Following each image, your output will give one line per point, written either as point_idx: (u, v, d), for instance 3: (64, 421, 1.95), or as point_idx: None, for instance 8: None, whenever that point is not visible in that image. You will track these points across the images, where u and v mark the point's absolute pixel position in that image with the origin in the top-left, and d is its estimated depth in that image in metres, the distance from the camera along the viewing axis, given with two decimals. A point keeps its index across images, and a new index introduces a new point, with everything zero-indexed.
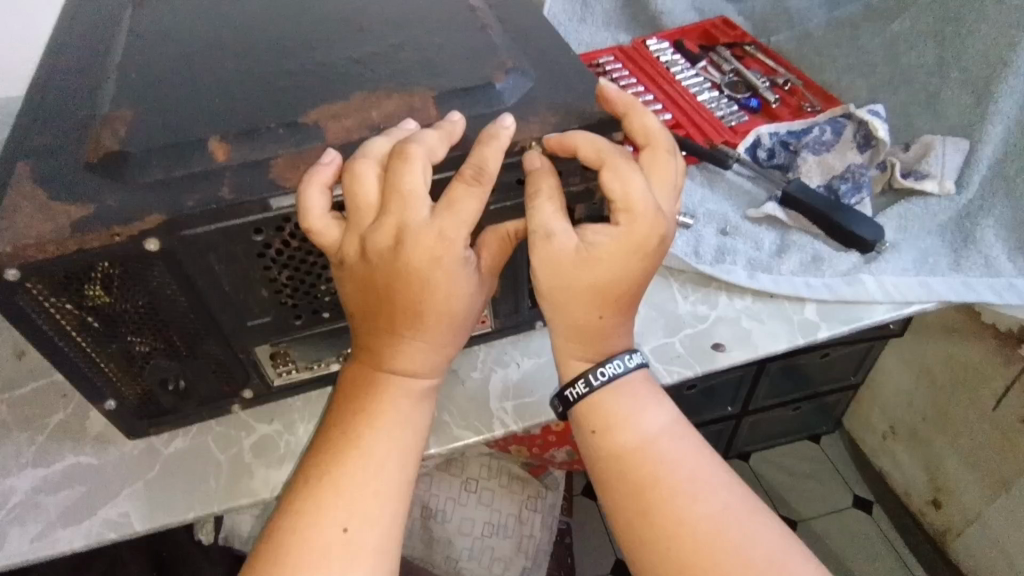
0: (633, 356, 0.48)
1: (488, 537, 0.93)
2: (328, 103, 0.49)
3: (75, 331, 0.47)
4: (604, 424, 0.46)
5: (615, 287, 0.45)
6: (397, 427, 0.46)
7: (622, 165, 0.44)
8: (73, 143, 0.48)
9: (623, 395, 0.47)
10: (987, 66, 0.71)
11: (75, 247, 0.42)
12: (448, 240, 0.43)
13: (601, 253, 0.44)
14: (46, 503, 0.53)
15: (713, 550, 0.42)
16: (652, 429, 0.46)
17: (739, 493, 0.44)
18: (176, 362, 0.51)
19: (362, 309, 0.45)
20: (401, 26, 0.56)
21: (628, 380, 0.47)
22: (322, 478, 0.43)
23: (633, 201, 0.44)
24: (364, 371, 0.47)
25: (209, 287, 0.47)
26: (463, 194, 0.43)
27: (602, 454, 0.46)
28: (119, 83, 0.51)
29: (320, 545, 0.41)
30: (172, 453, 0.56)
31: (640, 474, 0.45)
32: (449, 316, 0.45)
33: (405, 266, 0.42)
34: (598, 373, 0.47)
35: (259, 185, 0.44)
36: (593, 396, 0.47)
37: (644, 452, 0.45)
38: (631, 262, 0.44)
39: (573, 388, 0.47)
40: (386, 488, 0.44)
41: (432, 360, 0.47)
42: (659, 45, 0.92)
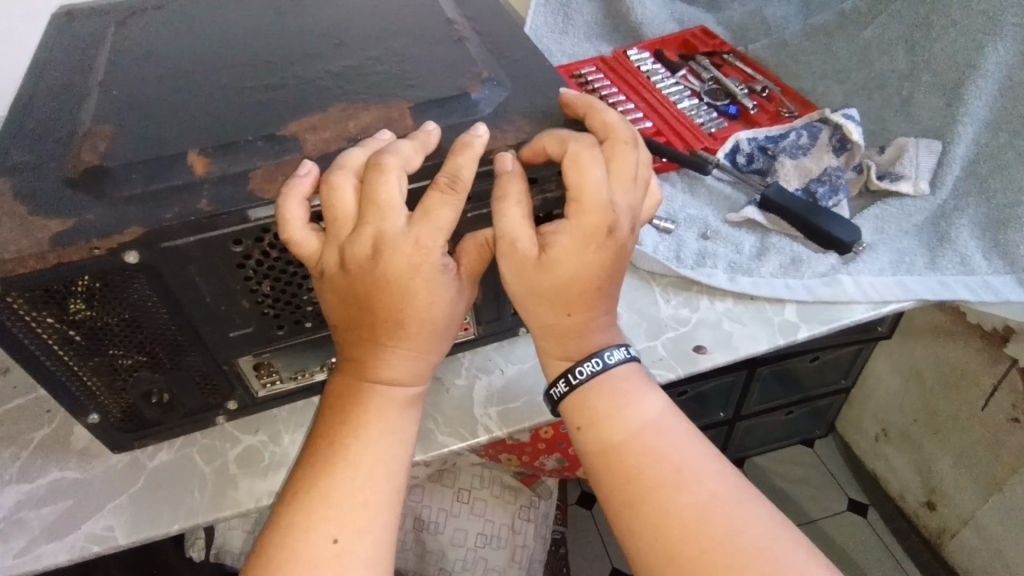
0: (614, 352, 0.48)
1: (481, 547, 0.94)
2: (308, 115, 0.50)
3: (58, 346, 0.47)
4: (589, 420, 0.47)
5: (578, 282, 0.45)
6: (380, 435, 0.46)
7: (582, 152, 0.45)
8: (55, 159, 0.48)
9: (610, 389, 0.47)
10: (956, 69, 0.72)
11: (54, 260, 0.42)
12: (425, 248, 0.43)
13: (558, 252, 0.45)
14: (30, 519, 0.53)
15: (704, 540, 0.41)
16: (636, 422, 0.46)
17: (729, 479, 0.44)
18: (159, 375, 0.52)
19: (343, 319, 0.46)
20: (380, 39, 0.57)
21: (610, 375, 0.48)
22: (311, 489, 0.43)
23: (585, 190, 0.44)
24: (349, 382, 0.47)
25: (189, 299, 0.47)
26: (438, 203, 0.44)
27: (591, 450, 0.47)
28: (101, 101, 0.52)
29: (309, 556, 0.41)
30: (158, 465, 0.56)
31: (626, 468, 0.45)
32: (430, 324, 0.46)
33: (384, 275, 0.43)
34: (576, 372, 0.48)
35: (238, 197, 0.45)
36: (576, 395, 0.48)
37: (629, 445, 0.45)
38: (587, 256, 0.45)
39: (557, 388, 0.49)
40: (374, 496, 0.44)
41: (414, 367, 0.47)
42: (640, 55, 0.94)
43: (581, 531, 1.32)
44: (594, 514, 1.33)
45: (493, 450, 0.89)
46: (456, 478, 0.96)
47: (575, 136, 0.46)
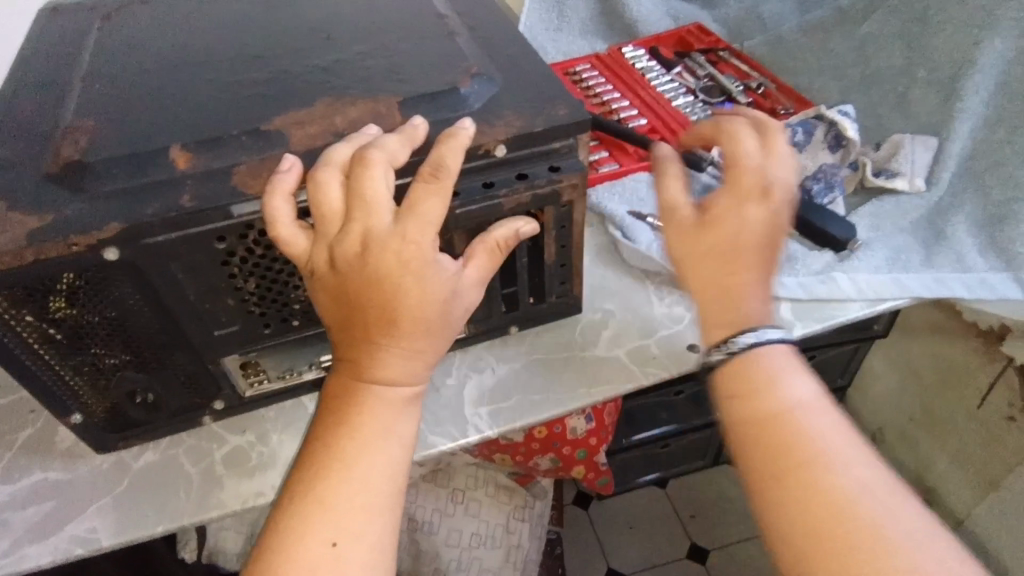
0: (773, 330, 0.42)
1: (476, 548, 0.94)
2: (293, 110, 0.49)
3: (40, 345, 0.46)
4: (743, 388, 0.41)
5: (737, 241, 0.44)
6: (379, 437, 0.43)
7: (733, 129, 0.49)
8: (35, 153, 0.47)
9: (757, 364, 0.41)
10: (951, 65, 0.72)
11: (32, 257, 0.41)
12: (415, 242, 0.41)
13: (718, 210, 0.45)
14: (12, 520, 0.52)
15: (852, 539, 0.35)
16: (791, 397, 0.40)
17: (889, 479, 0.37)
18: (144, 374, 0.51)
19: (337, 320, 0.43)
20: (370, 33, 0.57)
21: (769, 348, 0.42)
22: (307, 493, 0.41)
23: (740, 160, 0.47)
24: (343, 382, 0.44)
25: (173, 297, 0.47)
26: (425, 197, 0.42)
27: (738, 422, 0.40)
28: (85, 95, 0.51)
29: (306, 562, 0.39)
30: (143, 466, 0.55)
31: (769, 448, 0.39)
32: (425, 320, 0.43)
33: (373, 272, 0.41)
34: (733, 341, 0.42)
35: (220, 193, 0.44)
36: (729, 361, 0.42)
37: (779, 420, 0.39)
38: (743, 214, 0.45)
39: (711, 354, 0.43)
40: (373, 501, 0.41)
41: (413, 366, 0.44)
42: (635, 52, 0.93)
43: (577, 530, 1.31)
44: (590, 514, 1.33)
45: (485, 450, 0.88)
46: (451, 478, 0.96)
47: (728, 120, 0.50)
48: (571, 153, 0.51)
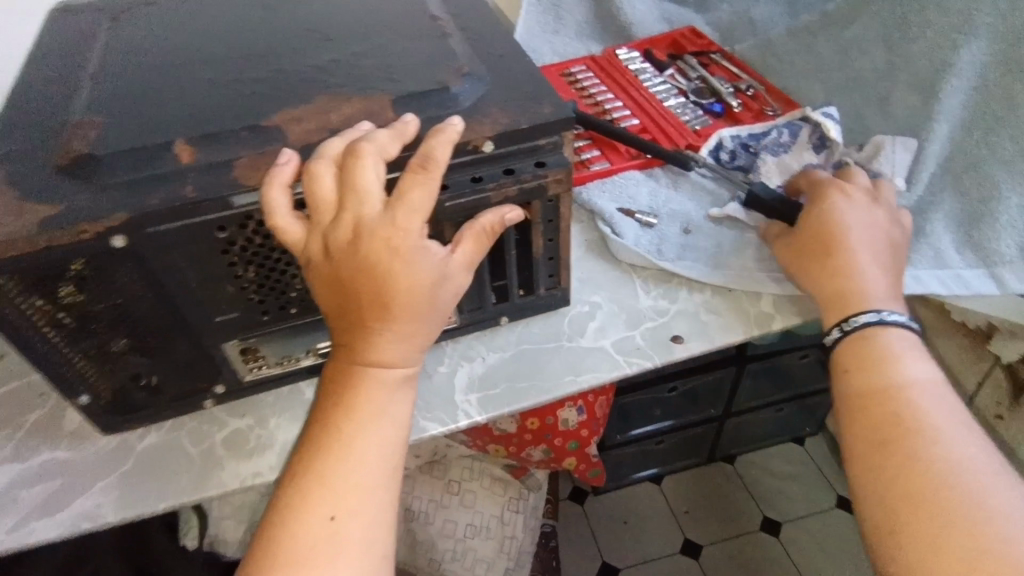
0: (890, 314, 0.55)
1: (470, 538, 0.97)
2: (291, 107, 0.51)
3: (50, 329, 0.49)
4: (857, 364, 0.53)
5: (826, 238, 0.62)
6: (374, 419, 0.44)
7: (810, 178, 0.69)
8: (46, 147, 0.50)
9: (873, 340, 0.53)
10: (932, 68, 0.74)
11: (44, 243, 0.44)
12: (405, 229, 0.44)
13: (814, 219, 0.64)
14: (22, 497, 0.55)
15: (943, 487, 0.43)
16: (907, 375, 0.50)
17: (991, 452, 0.45)
18: (147, 359, 0.54)
19: (332, 306, 0.45)
20: (365, 34, 0.59)
21: (884, 332, 0.54)
22: (307, 471, 0.42)
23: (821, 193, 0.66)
24: (339, 366, 0.45)
25: (176, 284, 0.49)
26: (412, 186, 0.44)
27: (852, 391, 0.52)
28: (94, 92, 0.54)
29: (306, 535, 0.41)
30: (146, 447, 0.58)
31: (874, 411, 0.49)
32: (417, 303, 0.44)
33: (365, 258, 0.43)
34: (849, 322, 0.56)
35: (221, 185, 0.46)
36: (854, 341, 0.55)
37: (888, 389, 0.50)
38: (829, 218, 0.63)
39: (831, 335, 0.57)
40: (368, 477, 0.43)
41: (406, 348, 0.45)
42: (629, 55, 0.96)
43: (572, 525, 1.33)
44: (584, 509, 1.35)
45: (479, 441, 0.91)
46: (446, 470, 0.98)
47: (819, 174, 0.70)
48: (556, 150, 0.53)
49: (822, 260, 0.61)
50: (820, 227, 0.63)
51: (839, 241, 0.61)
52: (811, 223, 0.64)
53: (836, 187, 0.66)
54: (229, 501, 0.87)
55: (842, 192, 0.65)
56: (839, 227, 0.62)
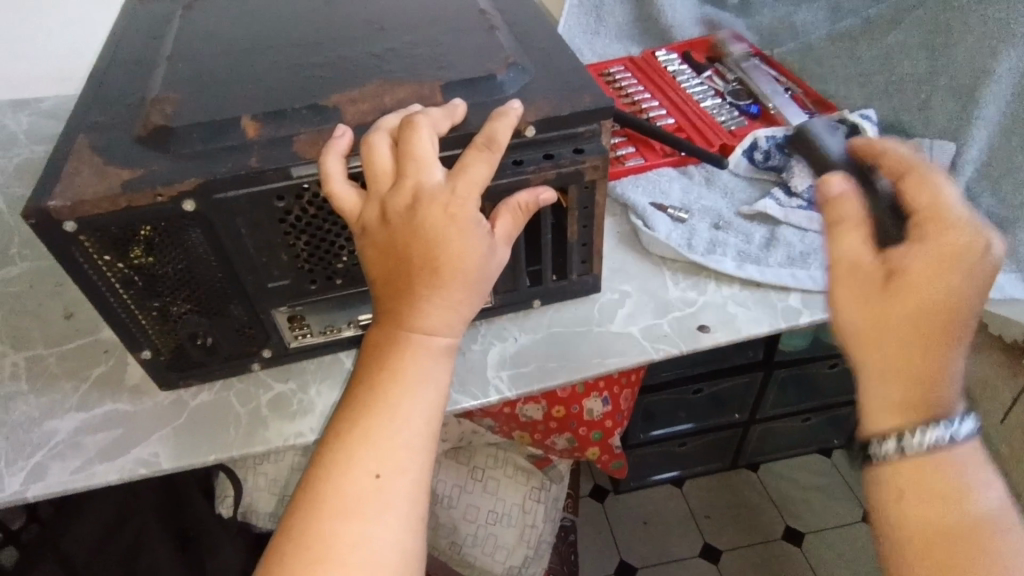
0: (968, 423, 0.35)
1: (491, 524, 0.99)
2: (348, 89, 0.55)
3: (121, 286, 0.53)
4: (908, 492, 0.36)
5: (943, 312, 0.35)
6: (419, 383, 0.46)
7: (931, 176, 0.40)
8: (127, 120, 0.54)
9: (942, 466, 0.35)
10: (972, 74, 0.74)
11: (124, 204, 0.48)
12: (461, 198, 0.47)
13: (910, 273, 0.36)
14: (86, 442, 0.59)
15: None
16: (983, 509, 0.34)
17: None
18: (205, 320, 0.58)
19: (384, 272, 0.48)
20: (418, 25, 0.63)
21: (955, 449, 0.35)
22: (353, 429, 0.44)
23: (943, 208, 0.38)
24: (386, 331, 0.47)
25: (235, 249, 0.53)
26: (475, 159, 0.48)
27: (904, 528, 0.35)
28: (169, 72, 0.59)
29: (352, 488, 0.43)
30: (198, 404, 0.62)
31: (934, 559, 0.34)
32: (465, 273, 0.47)
33: (421, 223, 0.46)
34: (918, 435, 0.35)
35: (284, 157, 0.50)
36: (908, 462, 0.36)
37: (962, 526, 0.34)
38: (947, 281, 0.35)
39: (879, 445, 0.36)
40: (411, 438, 0.45)
41: (450, 317, 0.47)
42: (667, 56, 0.98)
43: (591, 521, 1.35)
44: (605, 507, 1.36)
45: (505, 428, 0.93)
46: (471, 456, 1.01)
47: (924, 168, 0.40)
48: (594, 138, 0.56)
49: (919, 350, 0.35)
50: (929, 293, 0.35)
51: (958, 326, 0.35)
52: (911, 283, 0.36)
53: (966, 221, 0.37)
54: (263, 472, 0.87)
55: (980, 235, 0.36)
56: (958, 299, 0.35)
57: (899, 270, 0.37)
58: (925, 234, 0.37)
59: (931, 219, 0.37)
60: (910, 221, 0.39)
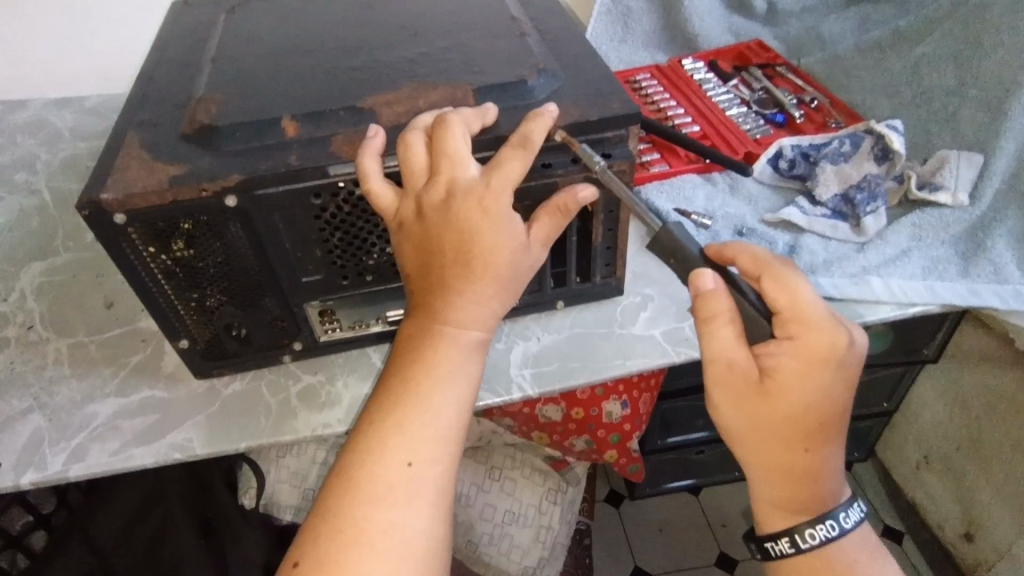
0: (848, 516, 0.46)
1: (508, 524, 1.00)
2: (384, 92, 0.57)
3: (163, 277, 0.55)
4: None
5: (814, 411, 0.43)
6: (451, 375, 0.47)
7: (783, 273, 0.45)
8: (174, 118, 0.57)
9: (830, 563, 0.45)
10: (1002, 87, 0.74)
11: (171, 198, 0.51)
12: (494, 193, 0.48)
13: (782, 374, 0.43)
14: (124, 426, 0.62)
15: None
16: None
17: None
18: (240, 312, 0.60)
19: (420, 267, 0.50)
20: (452, 31, 0.65)
21: (842, 541, 0.46)
22: (387, 418, 0.46)
23: (803, 311, 0.44)
24: (420, 325, 0.49)
25: (273, 243, 0.55)
26: (510, 156, 0.49)
27: None
28: (213, 73, 0.61)
29: (385, 475, 0.44)
30: (231, 393, 0.65)
31: None
32: (495, 268, 0.48)
33: (454, 218, 0.48)
34: (808, 536, 0.46)
35: (322, 156, 0.52)
36: (801, 556, 0.46)
37: None
38: (817, 377, 0.43)
39: (777, 543, 0.47)
40: (443, 430, 0.46)
41: (481, 312, 0.49)
42: (693, 64, 0.99)
43: (606, 526, 1.35)
44: (620, 512, 1.36)
45: (524, 428, 0.94)
46: (489, 456, 1.03)
47: (770, 258, 0.47)
48: (622, 142, 0.57)
49: (796, 452, 0.44)
50: (798, 394, 0.43)
51: (828, 425, 0.43)
52: (783, 383, 0.43)
53: (822, 318, 0.43)
54: (286, 465, 0.88)
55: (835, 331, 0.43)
56: (827, 399, 0.43)
57: (771, 372, 0.43)
58: (789, 336, 0.44)
59: (796, 324, 0.44)
60: (777, 322, 0.45)
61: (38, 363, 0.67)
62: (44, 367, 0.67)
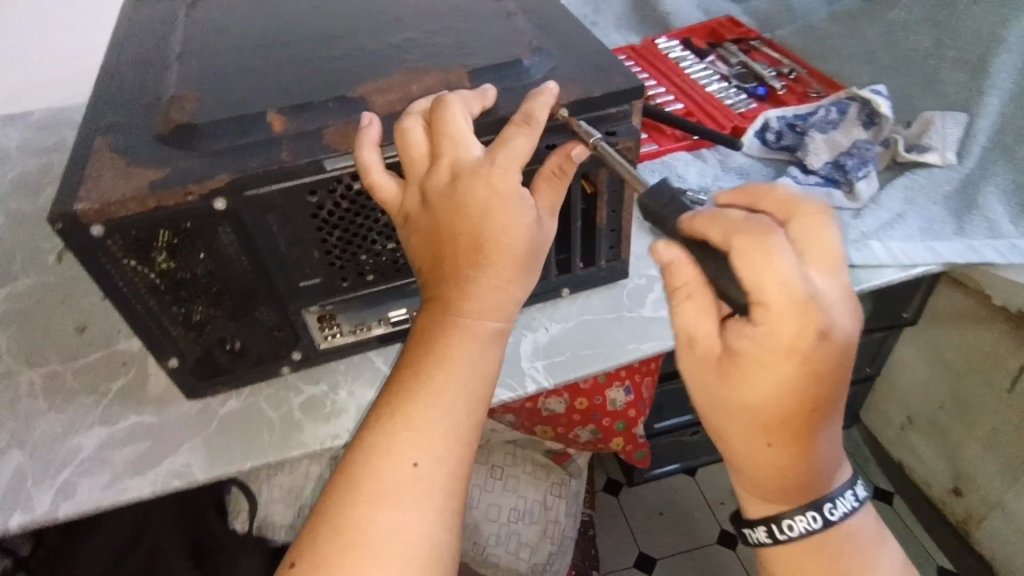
0: (835, 507, 0.42)
1: (514, 522, 0.98)
2: (373, 80, 0.54)
3: (147, 292, 0.51)
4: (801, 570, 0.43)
5: (781, 403, 0.38)
6: (464, 368, 0.45)
7: (756, 245, 0.36)
8: (145, 120, 0.53)
9: (816, 553, 0.43)
10: (981, 45, 0.76)
11: (154, 204, 0.47)
12: (503, 172, 0.45)
13: (744, 360, 0.38)
14: (112, 457, 0.57)
15: None
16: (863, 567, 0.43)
17: None
18: (233, 324, 0.56)
19: (428, 259, 0.47)
20: (434, 15, 0.62)
21: (829, 532, 0.42)
22: (396, 414, 0.43)
23: (767, 293, 0.35)
24: (433, 317, 0.46)
25: (267, 246, 0.51)
26: (515, 134, 0.47)
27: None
28: (183, 70, 0.57)
29: (389, 475, 0.42)
30: (227, 412, 0.60)
31: None
32: (513, 250, 0.45)
33: (462, 201, 0.45)
34: (785, 527, 0.43)
35: (315, 149, 0.49)
36: (779, 545, 0.43)
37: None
38: (785, 367, 0.37)
39: (755, 530, 0.44)
40: (454, 425, 0.44)
41: (498, 299, 0.45)
42: (668, 44, 0.98)
43: (607, 515, 1.34)
44: (620, 499, 1.36)
45: (528, 422, 0.92)
46: (489, 455, 1.00)
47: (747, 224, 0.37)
48: (626, 119, 0.55)
49: (764, 443, 0.40)
50: (759, 381, 0.38)
51: (796, 422, 0.38)
52: (742, 370, 0.38)
53: (790, 308, 0.35)
54: (278, 484, 0.83)
55: (808, 319, 0.35)
56: (792, 392, 0.37)
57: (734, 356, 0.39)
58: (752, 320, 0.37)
59: (758, 308, 0.36)
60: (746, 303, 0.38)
61: (8, 398, 0.62)
62: (17, 401, 0.62)
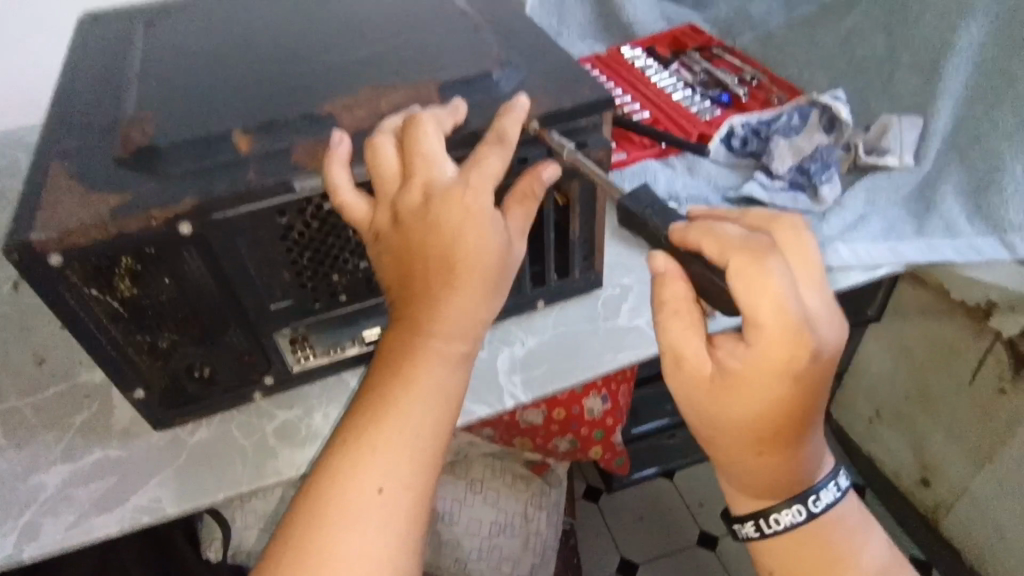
0: (817, 500, 0.44)
1: (495, 536, 0.97)
2: (340, 96, 0.53)
3: (109, 322, 0.49)
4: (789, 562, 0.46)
5: (772, 417, 0.40)
6: (431, 390, 0.44)
7: (754, 268, 0.37)
8: (103, 143, 0.51)
9: (801, 543, 0.45)
10: (933, 50, 0.78)
11: (115, 231, 0.45)
12: (475, 192, 0.45)
13: (738, 377, 0.40)
14: (77, 495, 0.55)
15: None
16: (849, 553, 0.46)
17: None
18: (201, 350, 0.54)
19: (397, 277, 0.46)
20: (400, 30, 0.61)
21: (812, 522, 0.45)
22: (360, 437, 0.42)
23: (763, 317, 0.37)
24: (400, 336, 0.45)
25: (235, 270, 0.50)
26: (488, 154, 0.46)
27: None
28: (141, 90, 0.55)
29: (354, 499, 0.41)
30: (197, 442, 0.58)
31: None
32: (480, 270, 0.44)
33: (434, 222, 0.44)
34: (771, 521, 0.45)
35: (284, 169, 0.48)
36: (767, 538, 0.46)
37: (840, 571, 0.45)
38: (778, 386, 0.39)
39: (744, 525, 0.46)
40: (420, 449, 0.43)
41: (466, 321, 0.45)
42: (632, 52, 0.99)
43: (588, 522, 1.34)
44: (600, 506, 1.36)
45: (506, 435, 0.91)
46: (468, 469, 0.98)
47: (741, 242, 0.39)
48: (596, 130, 0.55)
49: (751, 453, 0.42)
50: (752, 398, 0.40)
51: (785, 433, 0.41)
52: (738, 387, 0.40)
53: (784, 334, 0.38)
54: (252, 509, 0.82)
55: (804, 343, 0.38)
56: (780, 407, 0.40)
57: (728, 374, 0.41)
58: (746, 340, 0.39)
59: (754, 330, 0.38)
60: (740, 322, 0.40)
61: None
62: None
